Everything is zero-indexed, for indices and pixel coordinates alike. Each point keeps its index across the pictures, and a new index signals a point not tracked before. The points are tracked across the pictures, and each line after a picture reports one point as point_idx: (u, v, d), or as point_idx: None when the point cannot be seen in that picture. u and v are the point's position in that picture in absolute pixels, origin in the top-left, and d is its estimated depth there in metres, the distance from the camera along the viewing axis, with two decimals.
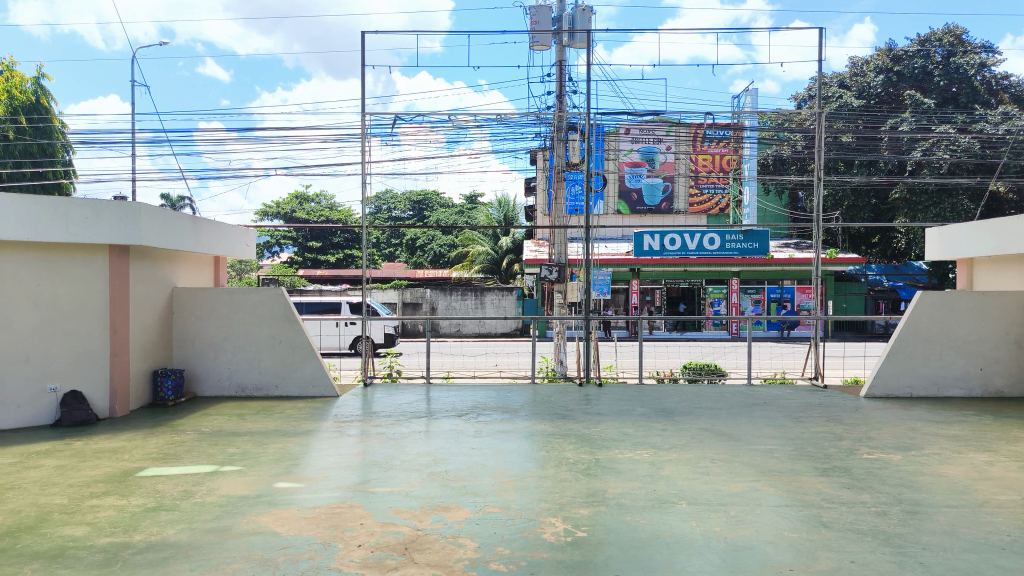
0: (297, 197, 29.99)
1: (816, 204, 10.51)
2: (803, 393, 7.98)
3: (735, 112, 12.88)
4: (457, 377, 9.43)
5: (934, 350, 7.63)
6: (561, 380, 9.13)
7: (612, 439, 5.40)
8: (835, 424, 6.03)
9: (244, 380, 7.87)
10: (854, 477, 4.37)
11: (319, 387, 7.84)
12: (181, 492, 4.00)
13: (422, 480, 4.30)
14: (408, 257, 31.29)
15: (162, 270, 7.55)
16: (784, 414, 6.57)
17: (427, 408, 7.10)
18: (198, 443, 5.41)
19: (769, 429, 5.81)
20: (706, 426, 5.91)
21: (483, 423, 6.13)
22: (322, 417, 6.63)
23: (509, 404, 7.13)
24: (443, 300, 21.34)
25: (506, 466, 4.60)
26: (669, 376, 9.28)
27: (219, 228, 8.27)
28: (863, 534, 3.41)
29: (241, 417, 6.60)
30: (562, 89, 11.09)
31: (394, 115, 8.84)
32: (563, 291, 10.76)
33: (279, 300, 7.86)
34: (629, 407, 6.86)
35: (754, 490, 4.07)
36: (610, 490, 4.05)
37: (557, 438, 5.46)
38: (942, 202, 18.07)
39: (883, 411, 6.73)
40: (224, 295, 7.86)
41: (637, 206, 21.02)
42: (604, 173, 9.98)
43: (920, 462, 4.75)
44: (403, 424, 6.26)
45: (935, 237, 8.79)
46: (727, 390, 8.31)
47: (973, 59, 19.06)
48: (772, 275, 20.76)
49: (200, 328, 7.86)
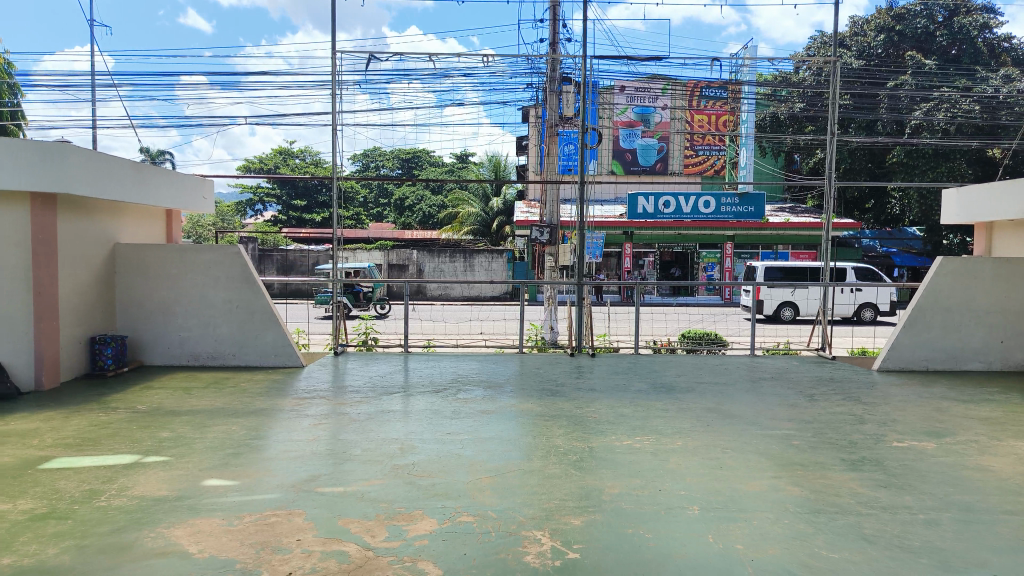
0: (281, 153, 28.83)
1: (828, 162, 9.65)
2: (812, 366, 7.36)
3: (741, 65, 12.06)
4: (439, 344, 8.72)
5: (953, 322, 7.01)
6: (550, 348, 8.51)
7: (607, 422, 4.77)
8: (853, 404, 5.40)
9: (196, 347, 7.16)
10: (888, 473, 3.73)
11: (281, 356, 7.14)
12: (85, 492, 3.48)
13: (383, 478, 3.65)
14: (396, 217, 30.52)
15: (100, 223, 6.79)
16: (795, 391, 5.94)
17: (403, 382, 6.42)
18: (127, 426, 4.79)
19: (780, 410, 5.18)
20: (712, 407, 5.28)
21: (464, 401, 5.46)
22: (282, 392, 5.94)
23: (494, 378, 6.48)
24: (429, 262, 20.74)
25: (485, 457, 3.96)
26: (667, 345, 8.66)
27: (169, 177, 7.47)
28: (915, 554, 2.75)
29: (188, 393, 5.89)
30: (555, 37, 10.24)
31: (368, 56, 8.01)
32: (555, 253, 10.14)
33: (236, 261, 7.12)
34: (625, 383, 6.21)
35: (775, 490, 3.43)
36: (606, 490, 3.41)
37: (547, 420, 4.82)
38: (939, 165, 17.55)
39: (903, 389, 6.10)
40: (173, 253, 7.08)
41: (631, 166, 20.23)
42: (598, 128, 9.20)
43: (959, 452, 4.11)
44: (373, 401, 5.59)
45: (952, 198, 8.09)
46: (730, 361, 7.71)
47: (976, 19, 18.26)
48: (766, 239, 20.15)
49: (147, 289, 7.11)
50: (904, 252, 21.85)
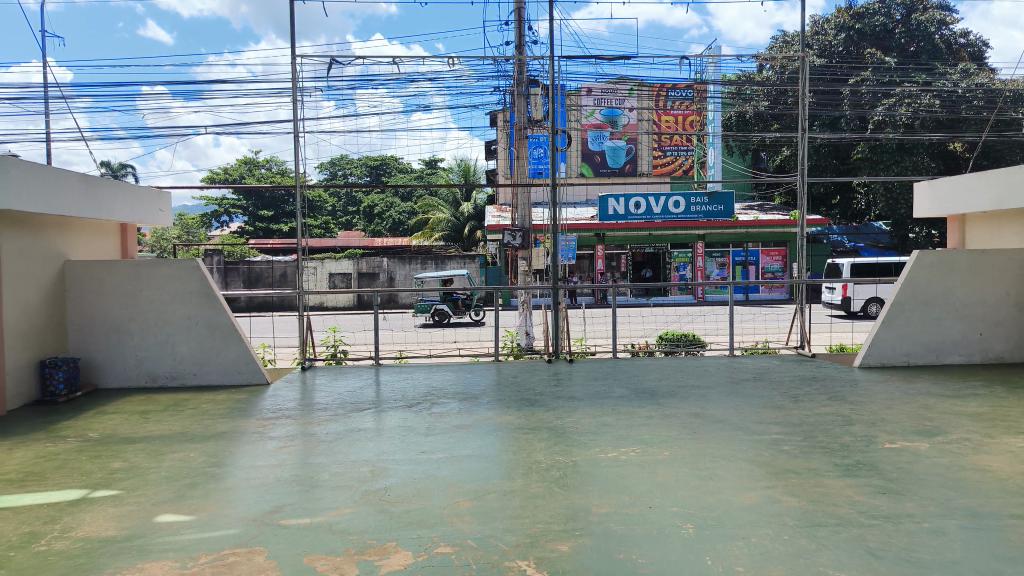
0: (247, 162, 28.25)
1: (800, 162, 9.16)
2: (793, 365, 7.25)
3: (707, 64, 12.00)
4: (412, 354, 8.45)
5: (931, 316, 6.95)
6: (527, 355, 8.29)
7: (589, 433, 4.56)
8: (839, 403, 5.27)
9: (155, 368, 6.79)
10: (885, 479, 3.57)
11: (245, 374, 6.80)
12: (23, 536, 3.17)
13: (354, 506, 3.39)
14: (366, 224, 30.18)
15: (48, 239, 6.41)
16: (778, 392, 5.80)
17: (375, 396, 6.13)
18: (76, 456, 4.45)
19: (766, 413, 5.02)
20: (697, 412, 5.11)
21: (438, 416, 5.20)
22: (246, 413, 5.62)
23: (470, 389, 6.23)
24: (401, 269, 20.41)
25: (463, 477, 3.72)
26: (645, 348, 8.50)
27: (122, 189, 7.10)
28: (926, 568, 2.58)
29: (144, 417, 5.54)
30: (522, 40, 10.05)
31: (328, 59, 7.69)
32: (528, 258, 9.92)
33: (195, 275, 6.77)
34: (605, 389, 6.01)
35: (771, 502, 3.24)
36: (594, 510, 3.19)
37: (527, 432, 4.59)
38: (902, 159, 17.84)
39: (886, 386, 6.01)
40: (128, 268, 6.71)
41: (600, 168, 20.18)
42: (568, 130, 8.99)
43: (953, 452, 3.99)
44: (343, 419, 5.29)
45: (924, 191, 8.05)
46: (709, 362, 7.57)
47: (933, 15, 18.76)
48: (737, 238, 20.24)
49: (100, 308, 6.72)
50: (872, 246, 22.09)
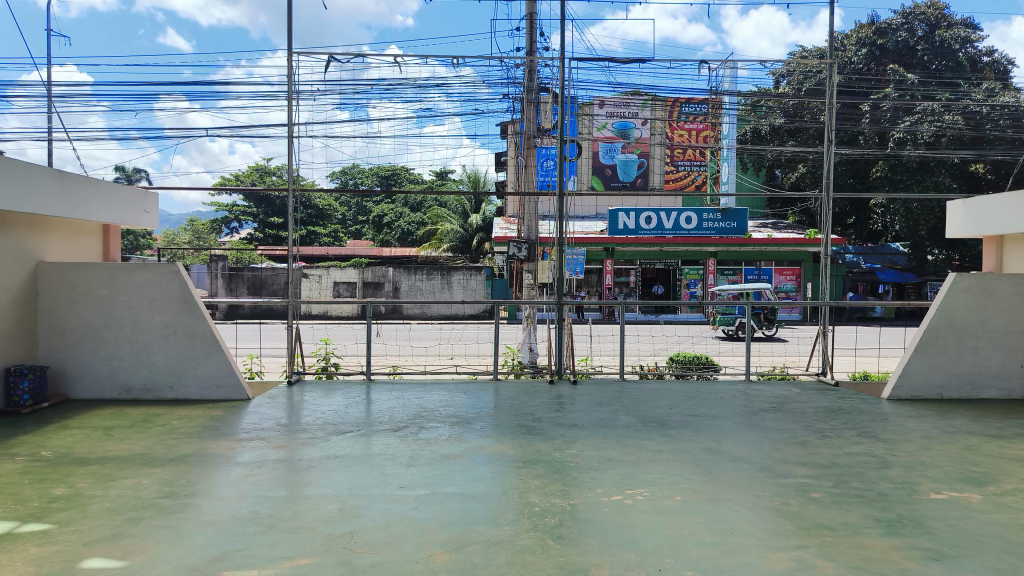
0: (258, 169, 28.01)
1: (827, 174, 8.35)
2: (814, 393, 6.70)
3: (726, 75, 11.55)
4: (406, 370, 7.96)
5: (969, 345, 6.41)
6: (529, 373, 7.78)
7: (591, 469, 4.05)
8: (872, 442, 4.74)
9: (129, 379, 6.32)
10: (938, 540, 3.05)
11: (224, 389, 6.32)
12: None
13: (313, 554, 2.89)
14: (374, 234, 29.95)
15: (19, 240, 5.95)
16: (801, 426, 5.28)
17: (362, 418, 5.63)
18: (18, 479, 3.94)
19: (790, 451, 4.49)
20: (713, 448, 4.58)
21: (426, 443, 4.68)
22: (219, 431, 5.14)
23: (464, 411, 5.73)
24: (406, 279, 20.01)
25: (443, 523, 3.21)
26: (655, 370, 7.99)
27: (103, 187, 6.60)
28: None
29: (108, 432, 5.06)
30: (533, 46, 9.64)
31: (327, 59, 7.25)
32: (533, 270, 9.47)
33: (174, 280, 6.30)
34: (611, 417, 5.49)
35: (805, 569, 2.71)
36: (592, 571, 2.68)
37: (521, 466, 4.08)
38: (923, 180, 17.41)
39: (920, 422, 5.48)
40: (103, 273, 6.27)
41: (611, 182, 19.73)
42: (577, 140, 8.49)
43: (1010, 507, 3.46)
44: (322, 442, 4.79)
45: (959, 210, 7.54)
46: (723, 388, 7.04)
47: (957, 33, 18.38)
48: (749, 256, 19.73)
49: (74, 315, 6.27)
50: (889, 269, 21.54)
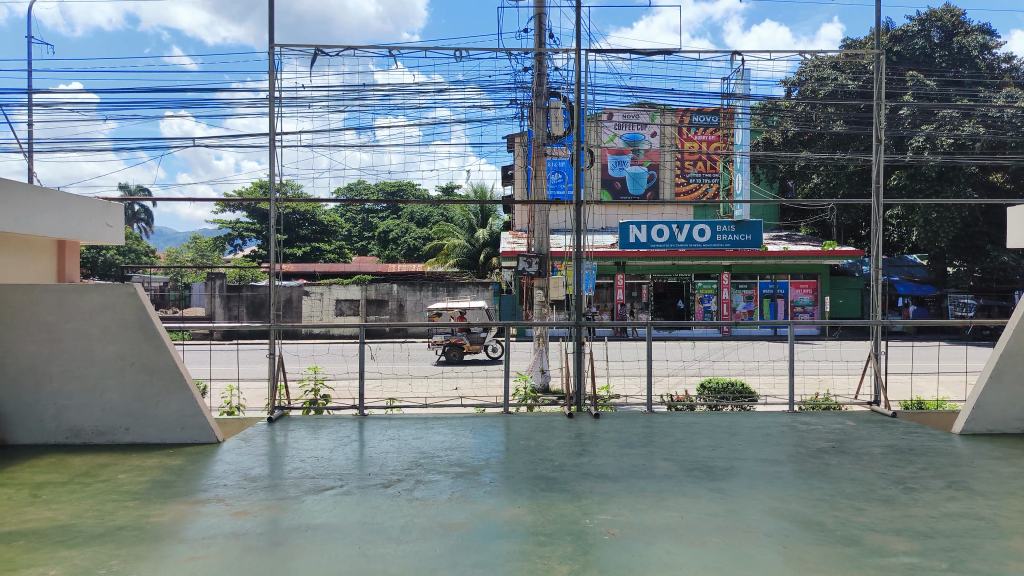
0: (262, 187, 27.42)
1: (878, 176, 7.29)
2: (874, 428, 5.80)
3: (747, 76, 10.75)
4: (405, 401, 7.07)
5: None
6: (542, 403, 6.86)
7: (633, 546, 3.17)
8: (972, 502, 3.85)
9: (78, 421, 5.49)
10: None
11: (188, 430, 5.48)
12: None
13: None
14: (380, 250, 29.35)
15: None
16: (877, 474, 4.39)
17: (352, 466, 4.75)
18: None
19: (876, 515, 3.61)
20: (775, 510, 3.70)
21: (424, 506, 3.80)
22: (175, 488, 4.27)
23: (471, 458, 4.86)
24: (411, 296, 19.05)
25: None
26: (683, 398, 7.10)
27: (54, 199, 5.76)
28: None
29: (38, 492, 4.21)
30: (542, 48, 8.86)
31: (312, 51, 6.42)
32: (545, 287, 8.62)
33: (132, 305, 5.46)
34: (644, 464, 4.61)
35: None
36: None
37: (540, 542, 3.22)
38: (942, 189, 16.52)
39: (1015, 467, 4.58)
40: (50, 297, 5.44)
41: (620, 194, 18.98)
42: (591, 146, 7.68)
43: None
44: (297, 505, 3.91)
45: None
46: (767, 422, 6.12)
47: (974, 40, 17.63)
48: (767, 269, 18.85)
49: (16, 347, 5.44)
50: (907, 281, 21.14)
